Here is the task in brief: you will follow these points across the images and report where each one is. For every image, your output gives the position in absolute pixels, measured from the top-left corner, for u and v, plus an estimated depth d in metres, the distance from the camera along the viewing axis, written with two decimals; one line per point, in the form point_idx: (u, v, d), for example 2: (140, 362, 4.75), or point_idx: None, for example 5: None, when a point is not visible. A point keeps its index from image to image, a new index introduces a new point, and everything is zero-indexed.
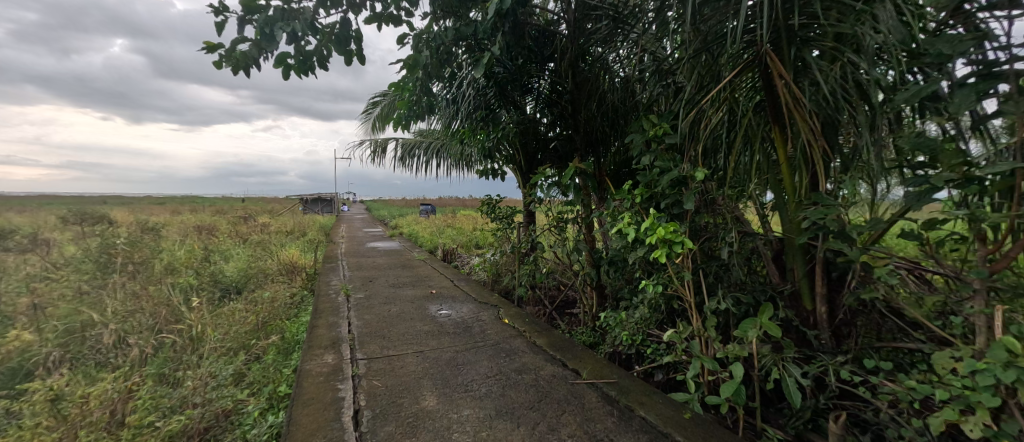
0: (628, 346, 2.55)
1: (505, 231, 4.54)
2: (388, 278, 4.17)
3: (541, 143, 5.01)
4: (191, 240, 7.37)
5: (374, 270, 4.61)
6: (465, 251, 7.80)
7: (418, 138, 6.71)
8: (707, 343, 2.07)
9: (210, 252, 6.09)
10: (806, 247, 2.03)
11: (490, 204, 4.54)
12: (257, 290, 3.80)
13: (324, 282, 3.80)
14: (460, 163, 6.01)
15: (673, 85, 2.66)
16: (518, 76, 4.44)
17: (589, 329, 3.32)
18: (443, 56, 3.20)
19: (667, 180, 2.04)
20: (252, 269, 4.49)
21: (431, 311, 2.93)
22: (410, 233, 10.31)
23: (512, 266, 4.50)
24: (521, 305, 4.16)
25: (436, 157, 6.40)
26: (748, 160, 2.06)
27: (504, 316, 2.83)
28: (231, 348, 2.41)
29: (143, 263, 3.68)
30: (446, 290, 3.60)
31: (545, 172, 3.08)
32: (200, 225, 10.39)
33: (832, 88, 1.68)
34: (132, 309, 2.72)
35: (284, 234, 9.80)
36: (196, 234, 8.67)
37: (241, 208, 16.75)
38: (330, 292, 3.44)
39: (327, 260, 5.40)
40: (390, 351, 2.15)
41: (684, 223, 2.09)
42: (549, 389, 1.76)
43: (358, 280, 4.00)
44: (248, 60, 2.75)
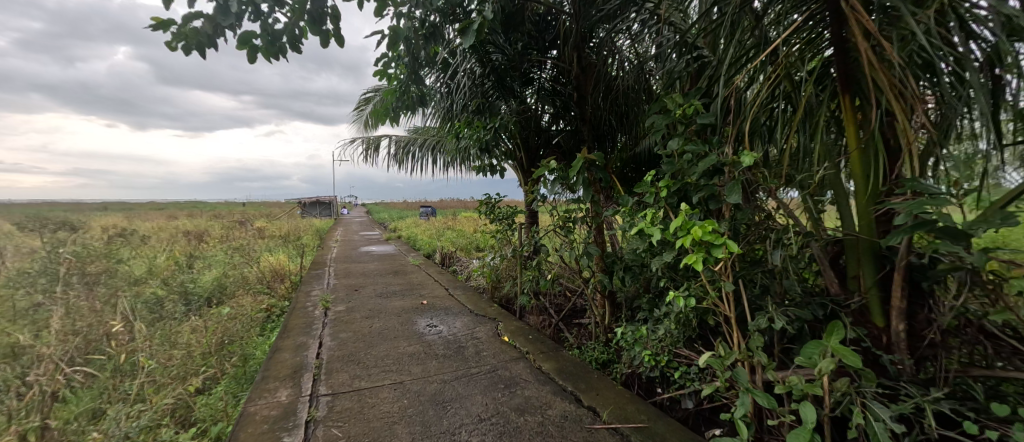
0: (651, 368, 2.15)
1: (506, 233, 4.15)
2: (376, 286, 3.76)
3: (544, 138, 4.65)
4: (176, 247, 7.01)
5: (362, 277, 4.22)
6: (465, 254, 7.40)
7: (412, 136, 6.32)
8: (753, 370, 1.68)
9: (192, 258, 5.73)
10: (878, 251, 1.64)
11: (490, 204, 4.21)
12: (228, 302, 3.43)
13: (303, 292, 3.41)
14: (457, 161, 5.64)
15: (697, 60, 2.29)
16: (517, 63, 4.06)
17: (601, 344, 2.92)
18: (431, 34, 2.80)
19: (702, 168, 1.64)
20: (228, 278, 4.11)
21: (420, 326, 2.54)
22: (409, 236, 9.93)
23: (513, 271, 4.11)
24: (524, 315, 3.77)
25: (432, 155, 6.03)
26: (804, 142, 1.66)
27: (503, 332, 2.42)
28: (176, 379, 2.03)
29: (101, 274, 3.31)
30: (439, 301, 3.21)
31: (549, 164, 2.70)
32: (190, 230, 10.01)
33: (931, 43, 1.28)
34: (70, 330, 2.34)
35: (277, 239, 9.41)
36: (184, 240, 8.30)
37: (238, 213, 16.42)
38: (308, 304, 3.05)
39: (315, 267, 5.02)
40: (362, 383, 1.74)
41: (723, 222, 1.69)
42: (559, 439, 1.37)
43: (342, 289, 3.61)
44: (203, 38, 2.35)
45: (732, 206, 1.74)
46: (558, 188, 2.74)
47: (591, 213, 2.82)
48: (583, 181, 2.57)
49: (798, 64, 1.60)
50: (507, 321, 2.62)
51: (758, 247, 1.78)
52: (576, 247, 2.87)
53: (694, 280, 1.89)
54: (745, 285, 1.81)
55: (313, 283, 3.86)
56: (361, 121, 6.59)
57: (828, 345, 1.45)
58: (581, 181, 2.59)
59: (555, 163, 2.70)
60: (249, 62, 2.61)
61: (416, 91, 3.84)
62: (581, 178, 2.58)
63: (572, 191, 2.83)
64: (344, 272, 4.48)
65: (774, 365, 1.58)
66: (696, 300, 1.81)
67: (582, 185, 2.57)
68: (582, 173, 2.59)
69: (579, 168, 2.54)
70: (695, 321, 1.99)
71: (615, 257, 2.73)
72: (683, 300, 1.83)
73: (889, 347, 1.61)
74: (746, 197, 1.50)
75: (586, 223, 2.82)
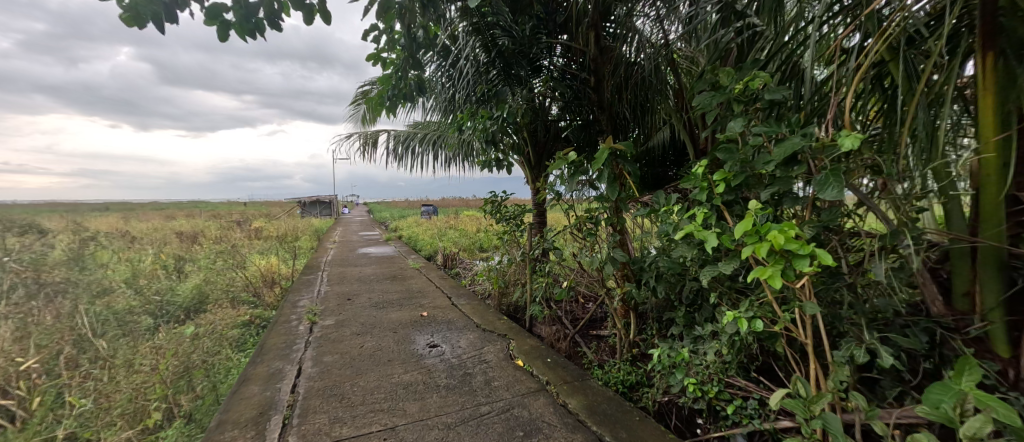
0: (696, 400, 1.80)
1: (514, 234, 3.79)
2: (371, 294, 3.41)
3: (553, 132, 4.32)
4: (165, 250, 6.69)
5: (357, 283, 3.86)
6: (468, 256, 7.04)
7: (412, 131, 5.95)
8: (843, 415, 1.32)
9: (178, 262, 5.39)
10: (1009, 263, 1.29)
11: (495, 203, 3.86)
12: (206, 313, 3.08)
13: (289, 302, 3.06)
14: (460, 156, 5.29)
15: (746, 30, 1.93)
16: (526, 48, 3.68)
17: (627, 361, 2.57)
18: (429, 6, 2.44)
19: (782, 154, 1.27)
20: (211, 285, 3.77)
21: (419, 345, 2.19)
22: (410, 236, 9.58)
23: (522, 276, 3.76)
24: (536, 325, 3.42)
25: (433, 150, 5.67)
26: (918, 122, 1.32)
27: (517, 354, 2.06)
28: (122, 418, 1.68)
29: (63, 284, 2.97)
30: (441, 311, 2.86)
31: (567, 156, 2.35)
32: (184, 231, 9.69)
33: None
34: (6, 355, 2.00)
35: (274, 240, 9.09)
36: (175, 241, 7.98)
37: (236, 213, 16.12)
38: (293, 316, 2.70)
39: (307, 270, 4.68)
40: (344, 431, 1.39)
41: (806, 224, 1.32)
42: None
43: (334, 297, 3.27)
44: (159, 9, 1.99)
45: (813, 204, 1.37)
46: (576, 184, 2.36)
47: (614, 211, 2.45)
48: (608, 176, 2.19)
49: (905, 23, 1.26)
50: (520, 339, 2.27)
51: (845, 257, 1.40)
52: (596, 253, 2.50)
53: (757, 296, 1.53)
54: (824, 303, 1.45)
55: (302, 290, 3.51)
56: (357, 115, 6.22)
57: (963, 393, 1.09)
58: (604, 175, 2.22)
59: (575, 154, 2.33)
60: (219, 41, 2.25)
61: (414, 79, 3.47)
62: (604, 173, 2.22)
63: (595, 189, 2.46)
64: (339, 278, 4.13)
65: (877, 412, 1.22)
66: (762, 323, 1.45)
67: (606, 182, 2.20)
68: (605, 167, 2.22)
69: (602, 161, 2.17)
70: (754, 345, 1.63)
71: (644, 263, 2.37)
72: (747, 323, 1.47)
73: (1019, 386, 1.26)
74: (848, 195, 1.14)
75: (608, 225, 2.46)
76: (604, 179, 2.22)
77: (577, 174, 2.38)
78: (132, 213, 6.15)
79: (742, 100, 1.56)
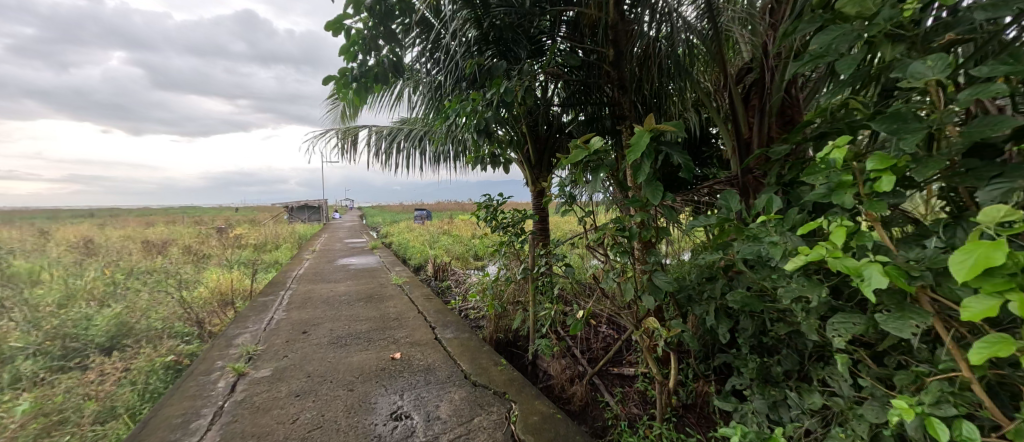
0: None
1: (514, 245, 3.14)
2: (336, 322, 2.73)
3: (555, 126, 3.75)
4: (124, 261, 6.03)
5: (323, 306, 3.19)
6: (460, 266, 6.38)
7: (397, 127, 5.28)
8: None
9: (130, 277, 4.74)
10: None
11: (490, 208, 3.20)
12: (121, 354, 2.42)
13: (226, 336, 2.38)
14: (451, 155, 4.66)
15: None
16: (527, 21, 3.03)
17: (667, 422, 1.93)
18: None
19: None
20: (146, 309, 3.10)
21: (381, 417, 1.52)
22: (400, 243, 8.94)
23: (524, 296, 3.13)
24: (541, 360, 2.78)
25: (421, 147, 5.02)
26: None
27: (522, 434, 1.42)
28: None
29: None
30: (421, 350, 2.20)
31: (593, 142, 1.68)
32: (156, 239, 8.96)
33: None
34: None
35: (251, 248, 8.36)
36: (142, 249, 7.32)
37: (220, 219, 15.35)
38: (220, 361, 2.01)
39: (273, 285, 4.02)
40: None
41: None
42: None
43: (289, 327, 2.60)
44: None
45: None
46: (600, 181, 1.69)
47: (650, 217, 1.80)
48: (647, 169, 1.53)
49: None
50: (526, 403, 1.61)
51: None
52: (628, 276, 1.84)
53: (944, 374, 0.90)
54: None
55: (252, 317, 2.83)
56: (335, 109, 5.52)
57: None
58: (642, 168, 1.56)
59: (599, 138, 1.66)
60: None
61: (370, 82, 2.77)
62: (642, 165, 1.55)
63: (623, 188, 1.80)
64: (304, 297, 3.44)
65: None
66: (976, 429, 0.80)
67: (644, 179, 1.53)
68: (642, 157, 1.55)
69: (642, 147, 1.51)
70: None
71: (696, 291, 1.72)
72: (943, 428, 0.81)
73: None
74: None
75: (640, 238, 1.80)
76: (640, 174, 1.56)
77: (601, 168, 1.71)
78: (84, 221, 5.46)
79: (903, 37, 0.95)
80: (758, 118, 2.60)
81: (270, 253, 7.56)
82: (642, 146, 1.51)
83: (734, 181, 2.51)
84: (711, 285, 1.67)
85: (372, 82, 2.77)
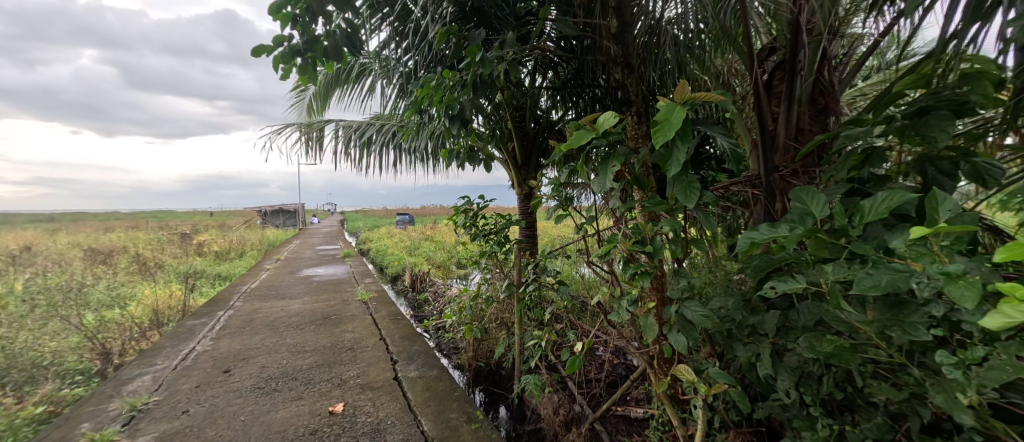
0: None
1: (497, 257, 2.66)
2: (273, 354, 2.19)
3: (544, 120, 3.29)
4: (57, 271, 5.33)
5: (266, 330, 2.65)
6: (440, 276, 5.83)
7: (367, 123, 4.74)
8: None
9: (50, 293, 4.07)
10: None
11: (468, 212, 2.71)
12: None
13: (116, 380, 1.82)
14: (428, 153, 4.18)
15: None
16: None
17: None
18: None
19: None
20: (39, 337, 2.51)
21: None
22: (377, 250, 8.36)
23: (509, 316, 2.65)
24: (528, 399, 2.28)
25: (394, 145, 4.51)
26: None
27: None
28: None
29: None
30: (373, 397, 1.70)
31: (604, 120, 1.19)
32: (107, 245, 8.17)
33: None
34: None
35: (210, 257, 7.62)
36: (85, 258, 6.58)
37: (187, 223, 14.41)
38: (87, 422, 1.46)
39: (216, 302, 3.45)
40: None
41: None
42: None
43: (209, 363, 2.05)
44: None
45: None
46: (611, 175, 1.21)
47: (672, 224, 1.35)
48: (679, 157, 1.06)
49: None
50: None
51: None
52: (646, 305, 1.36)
53: None
54: None
55: (167, 349, 2.26)
56: (300, 103, 4.97)
57: None
58: (672, 155, 1.08)
59: (609, 113, 1.18)
60: None
61: (319, 59, 2.21)
62: (672, 152, 1.08)
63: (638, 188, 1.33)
64: (246, 319, 2.88)
65: None
66: None
67: (673, 172, 1.07)
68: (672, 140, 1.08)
69: (674, 125, 1.04)
70: None
71: (739, 325, 1.26)
72: None
73: None
74: None
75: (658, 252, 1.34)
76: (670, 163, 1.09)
77: (611, 157, 1.24)
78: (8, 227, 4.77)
79: None
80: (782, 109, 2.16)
81: (231, 263, 6.86)
82: (674, 123, 1.05)
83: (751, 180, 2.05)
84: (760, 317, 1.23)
85: (322, 59, 2.22)
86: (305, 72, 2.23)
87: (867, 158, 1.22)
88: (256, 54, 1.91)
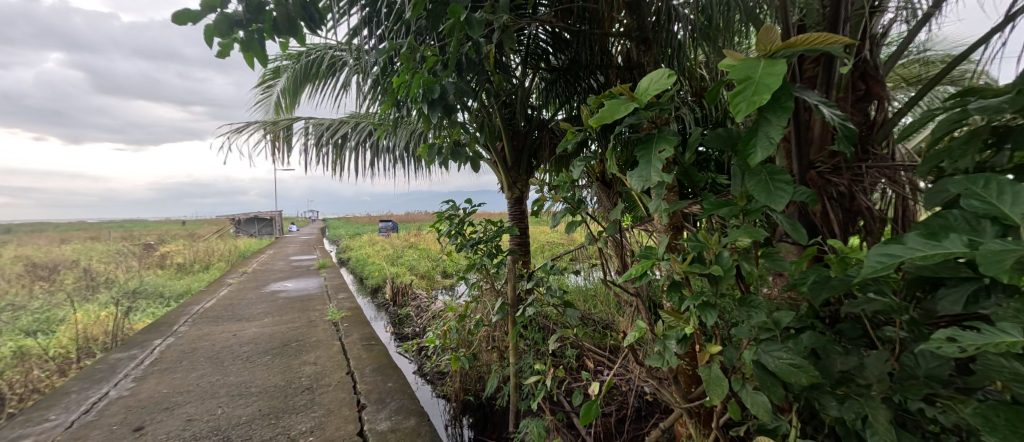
0: None
1: (487, 270, 2.27)
2: (206, 401, 1.76)
3: (536, 118, 2.93)
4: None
5: (207, 363, 2.20)
6: (423, 288, 5.38)
7: (340, 121, 4.29)
8: None
9: None
10: None
11: (454, 217, 2.30)
12: None
13: None
14: (408, 154, 3.78)
15: None
16: None
17: None
18: None
19: None
20: None
21: None
22: (357, 260, 7.86)
23: (501, 341, 2.26)
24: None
25: (371, 147, 4.10)
26: None
27: None
28: None
29: None
30: None
31: (654, 79, 0.81)
32: (59, 258, 7.51)
33: None
34: None
35: (172, 270, 7.01)
36: (30, 272, 5.97)
37: (155, 232, 13.63)
38: None
39: (159, 326, 2.97)
40: None
41: None
42: None
43: (118, 417, 1.61)
44: None
45: None
46: (662, 163, 0.83)
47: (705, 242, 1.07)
48: (780, 128, 0.69)
49: None
50: None
51: None
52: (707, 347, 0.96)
53: None
54: None
55: (71, 396, 1.82)
56: (266, 100, 4.50)
57: None
58: (762, 129, 0.72)
59: (662, 70, 0.80)
60: None
61: (266, 34, 1.77)
62: (763, 123, 0.72)
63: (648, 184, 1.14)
64: (187, 349, 2.41)
65: None
66: None
67: (770, 152, 0.69)
68: (763, 106, 0.71)
69: (775, 81, 0.67)
70: None
71: (830, 370, 0.91)
72: None
73: None
74: None
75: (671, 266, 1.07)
76: (759, 140, 0.72)
77: (657, 137, 0.86)
78: None
79: None
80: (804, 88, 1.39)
81: (193, 276, 6.28)
82: (773, 80, 0.68)
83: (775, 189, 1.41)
84: (865, 359, 0.88)
85: (271, 35, 1.79)
86: (250, 48, 1.79)
87: (1002, 138, 0.87)
88: (178, 22, 1.48)
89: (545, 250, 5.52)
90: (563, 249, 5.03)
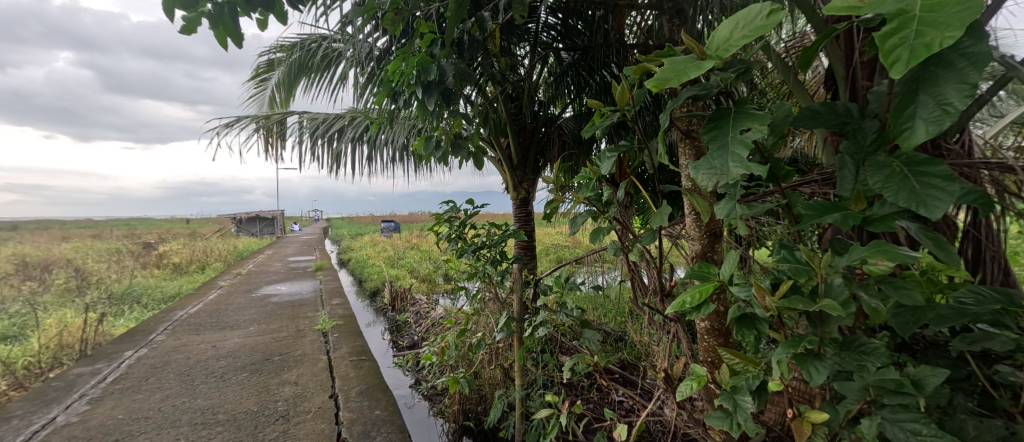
0: None
1: (490, 279, 2.00)
2: (164, 431, 1.52)
3: (544, 116, 2.67)
4: None
5: (174, 381, 1.96)
6: (423, 292, 5.13)
7: (336, 116, 4.04)
8: None
9: None
10: None
11: (453, 220, 2.04)
12: None
13: None
14: (408, 152, 3.54)
15: None
16: None
17: None
18: None
19: None
20: None
21: None
22: (356, 262, 7.62)
23: (504, 358, 2.00)
24: None
25: (368, 144, 3.85)
26: None
27: None
28: None
29: None
30: None
31: (742, 19, 0.55)
32: (53, 254, 7.33)
33: None
34: None
35: (167, 270, 6.79)
36: (18, 270, 5.76)
37: (156, 231, 13.47)
38: None
39: (133, 335, 2.73)
40: None
41: None
42: None
43: None
44: None
45: None
46: (749, 148, 0.57)
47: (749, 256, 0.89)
48: (965, 89, 0.44)
49: None
50: None
51: None
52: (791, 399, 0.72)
53: None
54: None
55: (12, 422, 1.58)
56: (259, 95, 4.26)
57: None
58: (927, 91, 0.46)
59: (755, 9, 0.54)
60: None
61: (242, 8, 1.14)
62: (927, 82, 0.46)
63: (677, 155, 0.99)
64: (157, 363, 2.17)
65: None
66: None
67: (943, 125, 0.44)
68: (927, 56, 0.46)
69: (966, 12, 0.42)
70: None
71: (962, 438, 0.64)
72: None
73: None
74: None
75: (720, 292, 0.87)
76: (921, 108, 0.46)
77: (736, 112, 0.61)
78: None
79: None
80: (830, 92, 0.97)
81: (189, 276, 6.08)
82: (957, 12, 0.42)
83: (751, 237, 1.23)
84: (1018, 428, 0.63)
85: (248, 11, 1.16)
86: (219, 24, 1.15)
87: None
88: None
89: (549, 253, 5.26)
90: (570, 252, 4.76)
